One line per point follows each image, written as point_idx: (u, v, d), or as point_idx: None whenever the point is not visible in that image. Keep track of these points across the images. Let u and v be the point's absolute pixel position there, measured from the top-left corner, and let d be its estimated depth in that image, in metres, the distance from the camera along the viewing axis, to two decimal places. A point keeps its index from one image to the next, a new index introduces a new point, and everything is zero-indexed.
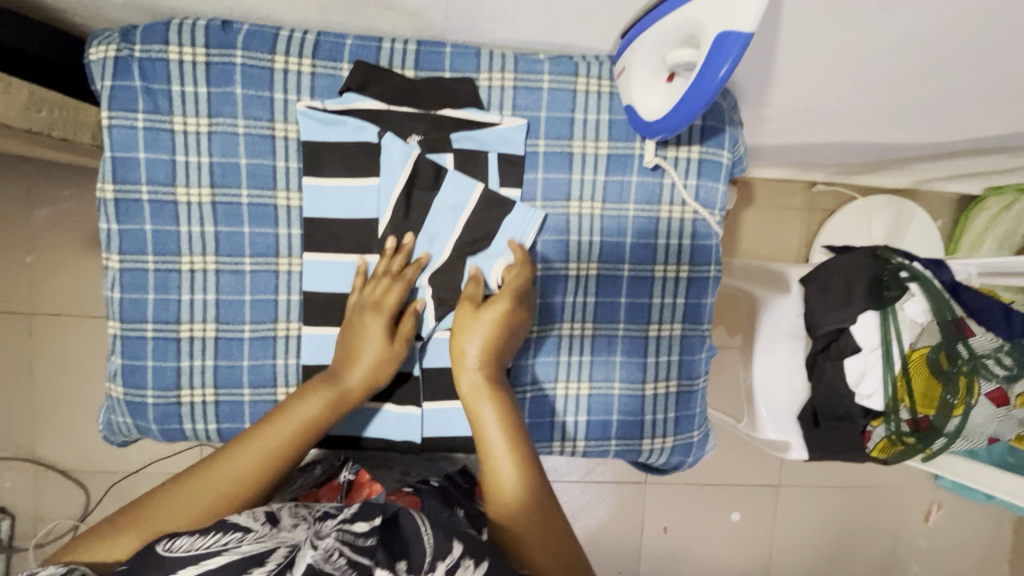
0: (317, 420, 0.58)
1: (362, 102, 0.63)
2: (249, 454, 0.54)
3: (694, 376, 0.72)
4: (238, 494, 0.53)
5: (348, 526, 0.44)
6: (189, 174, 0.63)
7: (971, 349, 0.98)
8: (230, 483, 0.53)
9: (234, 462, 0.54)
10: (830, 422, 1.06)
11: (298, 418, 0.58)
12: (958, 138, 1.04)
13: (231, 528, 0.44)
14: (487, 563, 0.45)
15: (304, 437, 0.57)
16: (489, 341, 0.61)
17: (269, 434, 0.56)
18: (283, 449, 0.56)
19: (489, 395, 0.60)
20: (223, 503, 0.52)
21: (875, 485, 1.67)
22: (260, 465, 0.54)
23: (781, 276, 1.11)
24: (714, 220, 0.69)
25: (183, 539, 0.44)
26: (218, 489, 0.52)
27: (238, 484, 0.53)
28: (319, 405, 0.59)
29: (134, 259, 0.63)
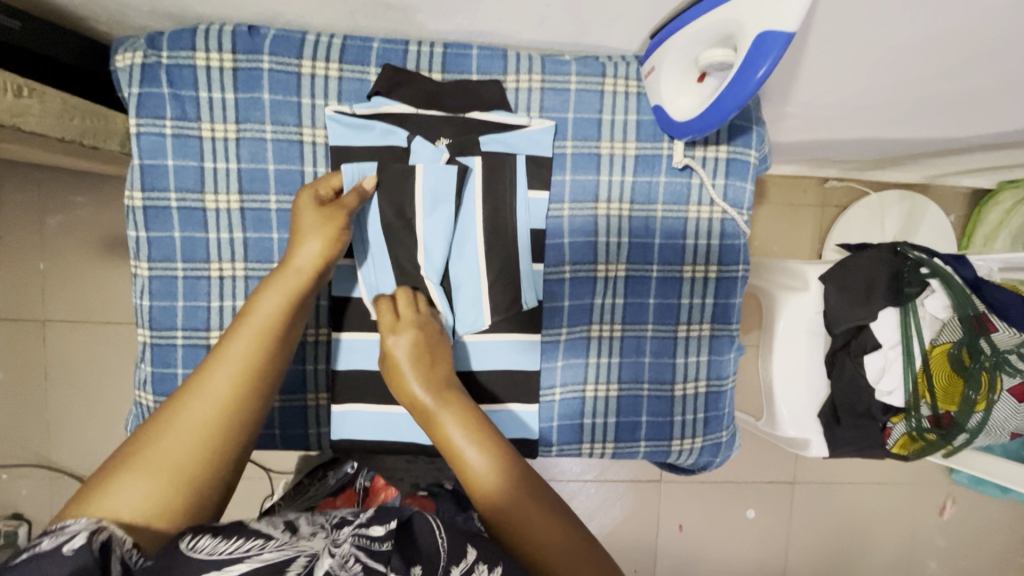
0: (285, 313, 0.51)
1: (389, 106, 0.63)
2: (225, 366, 0.47)
3: (722, 376, 0.72)
4: (234, 399, 0.46)
5: (364, 530, 0.41)
6: (218, 180, 0.62)
7: (994, 345, 0.97)
8: (221, 385, 0.46)
9: (212, 378, 0.46)
10: (851, 419, 1.06)
11: (264, 317, 0.50)
12: (977, 133, 1.04)
13: (254, 535, 0.40)
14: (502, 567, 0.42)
15: (280, 329, 0.50)
16: (417, 349, 0.55)
17: (244, 336, 0.49)
18: (264, 331, 0.49)
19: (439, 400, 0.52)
20: (226, 414, 0.45)
21: (889, 480, 1.67)
22: (245, 367, 0.47)
23: (797, 271, 1.08)
24: (742, 220, 0.69)
25: (204, 537, 0.39)
26: (209, 406, 0.45)
27: (234, 388, 0.46)
28: (284, 302, 0.51)
29: (163, 267, 0.63)
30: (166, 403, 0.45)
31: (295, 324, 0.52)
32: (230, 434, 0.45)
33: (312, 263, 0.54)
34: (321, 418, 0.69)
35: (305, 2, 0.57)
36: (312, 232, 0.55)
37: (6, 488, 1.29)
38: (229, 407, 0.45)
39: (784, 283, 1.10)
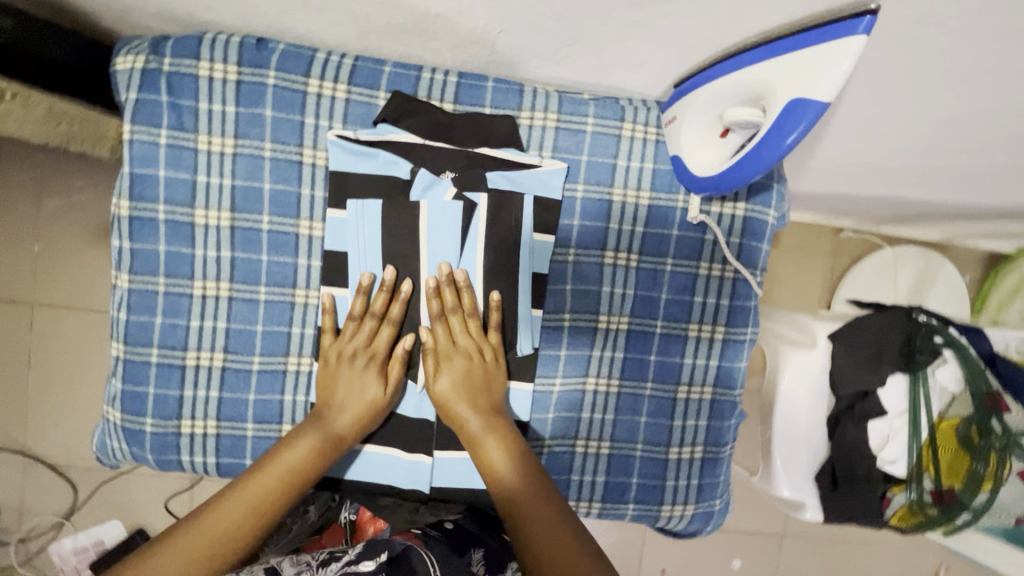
0: (304, 470, 0.56)
1: (395, 135, 0.60)
2: (236, 508, 0.52)
3: (721, 442, 0.68)
4: (225, 549, 0.50)
5: (352, 567, 0.48)
6: (209, 196, 0.59)
7: (1006, 426, 0.94)
8: (218, 533, 0.50)
9: (221, 516, 0.51)
10: (848, 484, 1.02)
11: (288, 466, 0.55)
12: (1003, 202, 1.00)
13: None
14: None
15: (298, 484, 0.55)
16: (462, 376, 0.59)
17: (263, 480, 0.54)
18: (271, 497, 0.54)
19: (494, 433, 0.58)
20: (209, 558, 0.49)
21: (882, 542, 1.62)
22: (249, 512, 0.52)
23: (806, 327, 1.05)
24: (755, 281, 0.66)
25: None
26: (205, 543, 0.49)
27: (227, 538, 0.50)
28: (308, 455, 0.56)
29: (144, 280, 0.60)
30: (174, 527, 0.51)
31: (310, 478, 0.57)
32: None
33: (343, 424, 0.59)
34: None
35: (315, 20, 0.54)
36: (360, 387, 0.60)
37: None
38: (222, 554, 0.50)
39: (791, 337, 1.06)
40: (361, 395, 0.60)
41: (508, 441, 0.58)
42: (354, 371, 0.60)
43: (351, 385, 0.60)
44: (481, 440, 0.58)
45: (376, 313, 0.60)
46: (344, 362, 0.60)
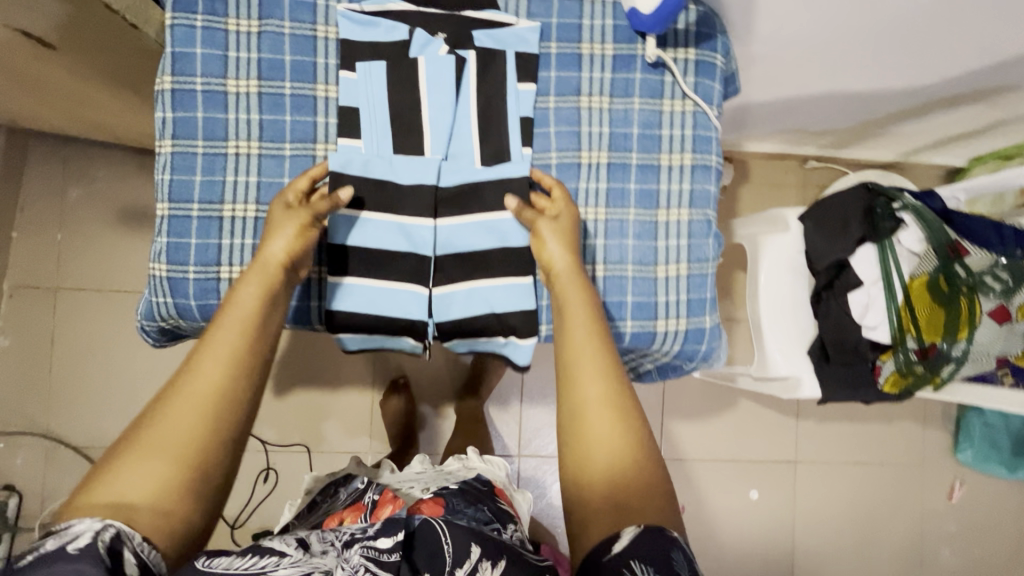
0: (254, 303, 0.59)
1: (394, 5, 0.71)
2: (208, 369, 0.55)
3: (704, 259, 0.76)
4: (216, 396, 0.54)
5: (372, 544, 0.62)
6: (239, 69, 0.70)
7: (969, 268, 1.01)
8: (203, 393, 0.54)
9: (195, 382, 0.54)
10: (841, 357, 1.10)
11: (241, 305, 0.59)
12: (932, 87, 1.13)
13: (265, 554, 0.55)
14: (501, 561, 0.64)
15: (259, 312, 0.59)
16: (562, 239, 0.65)
17: (227, 328, 0.57)
18: (236, 345, 0.56)
19: (578, 286, 0.62)
20: (215, 405, 0.54)
21: (893, 461, 1.65)
22: (227, 359, 0.56)
23: (777, 215, 1.15)
24: (712, 113, 0.76)
25: (217, 559, 0.52)
26: (195, 403, 0.53)
27: (213, 397, 0.54)
28: (261, 289, 0.60)
29: (185, 144, 0.69)
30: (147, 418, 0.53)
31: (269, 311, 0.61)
32: (211, 432, 0.53)
33: (282, 252, 0.62)
34: (320, 292, 0.72)
35: None
36: (285, 229, 0.63)
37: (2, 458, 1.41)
38: (218, 401, 0.54)
39: (766, 228, 1.16)
40: (288, 222, 0.63)
41: (596, 316, 0.60)
42: (280, 216, 0.64)
43: (279, 229, 0.63)
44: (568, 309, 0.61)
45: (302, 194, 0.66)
46: (281, 212, 0.64)
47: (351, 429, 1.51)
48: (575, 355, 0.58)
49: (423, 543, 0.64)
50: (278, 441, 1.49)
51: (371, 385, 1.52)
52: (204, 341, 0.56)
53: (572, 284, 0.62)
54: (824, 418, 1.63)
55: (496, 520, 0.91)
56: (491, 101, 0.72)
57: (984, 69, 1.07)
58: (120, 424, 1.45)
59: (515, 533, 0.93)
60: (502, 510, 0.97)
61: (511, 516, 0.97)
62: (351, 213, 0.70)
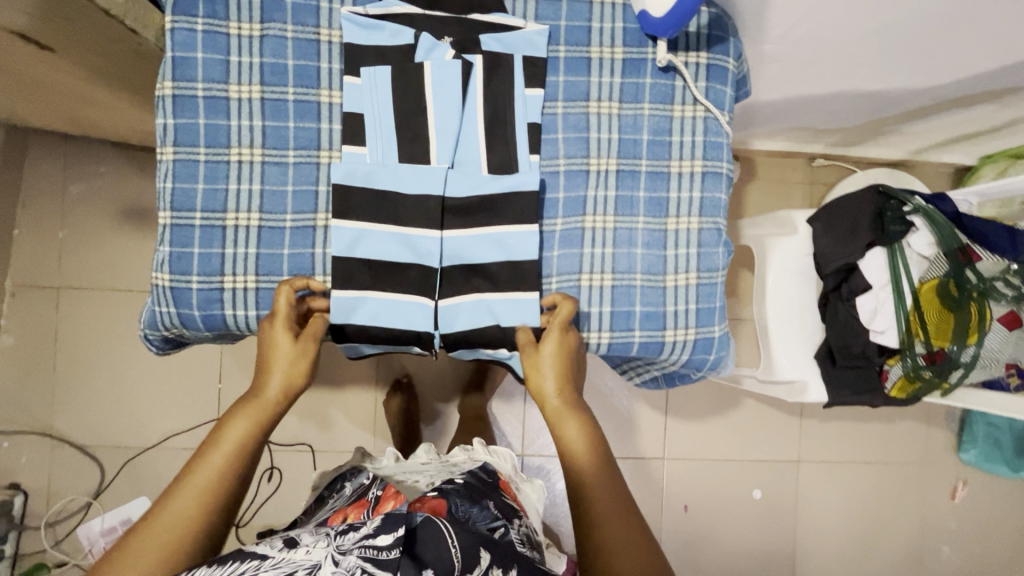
0: (243, 442, 0.63)
1: (399, 7, 0.69)
2: (185, 502, 0.58)
3: (713, 269, 0.75)
4: (187, 533, 0.58)
5: (371, 542, 0.60)
6: (241, 74, 0.68)
7: (980, 274, 1.01)
8: (176, 529, 0.57)
9: (171, 515, 0.58)
10: (847, 360, 1.08)
11: (230, 443, 0.62)
12: (945, 87, 1.11)
13: (247, 559, 0.58)
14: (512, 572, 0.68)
15: (244, 454, 0.63)
16: (558, 372, 0.68)
17: (211, 463, 0.61)
18: (216, 481, 0.60)
19: (571, 413, 0.68)
20: (183, 541, 0.57)
21: (897, 461, 1.65)
22: (202, 496, 0.59)
23: (786, 217, 1.13)
24: (724, 119, 0.74)
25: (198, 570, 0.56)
26: (166, 535, 0.57)
27: (184, 531, 0.57)
28: (250, 429, 0.64)
29: (187, 151, 0.68)
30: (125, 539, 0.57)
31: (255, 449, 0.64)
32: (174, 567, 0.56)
33: (278, 391, 0.66)
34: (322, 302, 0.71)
35: None
36: (285, 360, 0.66)
37: (7, 457, 1.41)
38: (185, 538, 0.57)
39: (774, 230, 1.14)
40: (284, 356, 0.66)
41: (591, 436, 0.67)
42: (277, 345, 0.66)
43: (274, 362, 0.66)
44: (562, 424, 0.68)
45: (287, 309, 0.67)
46: (278, 338, 0.67)
47: (354, 428, 1.51)
48: (573, 452, 0.67)
49: (427, 540, 0.64)
50: (282, 440, 1.49)
51: (374, 384, 1.51)
52: (188, 474, 0.60)
53: (564, 411, 0.68)
54: (827, 418, 1.62)
55: (501, 517, 0.92)
56: (498, 106, 0.70)
57: (999, 70, 1.05)
58: (124, 423, 1.45)
59: (520, 529, 0.95)
60: (507, 506, 0.98)
61: (516, 511, 0.99)
62: (351, 228, 0.69)
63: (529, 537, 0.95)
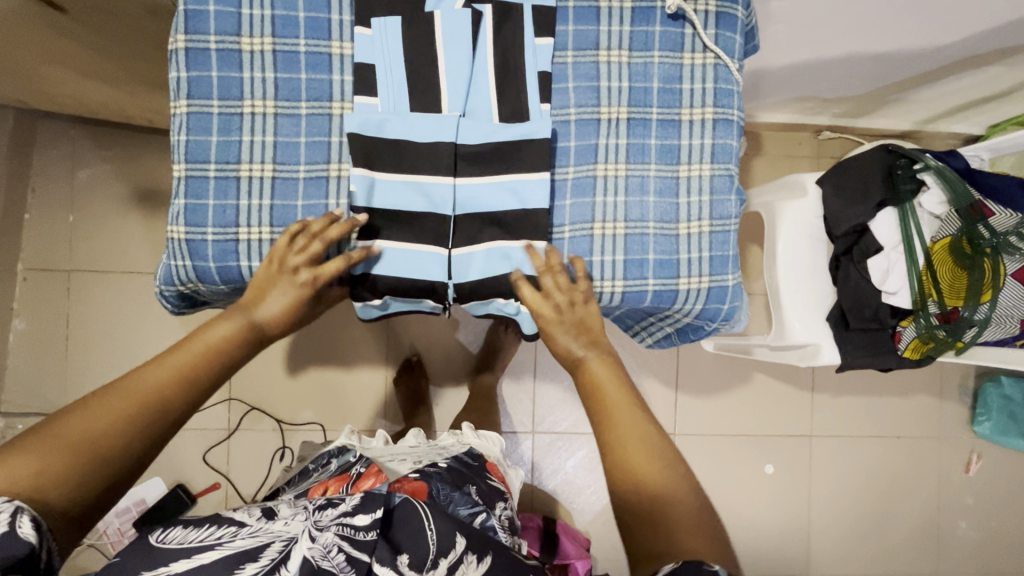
0: (227, 341, 0.63)
1: None
2: (158, 374, 0.59)
3: (726, 216, 0.75)
4: (150, 407, 0.57)
5: (348, 521, 0.61)
6: (253, 26, 0.68)
7: (993, 229, 0.99)
8: (141, 399, 0.56)
9: (140, 384, 0.57)
10: (860, 323, 1.07)
11: (212, 339, 0.63)
12: (952, 47, 1.11)
13: (222, 524, 0.59)
14: (488, 559, 0.67)
15: (223, 352, 0.63)
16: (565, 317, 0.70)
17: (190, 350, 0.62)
18: (189, 367, 0.60)
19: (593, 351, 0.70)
20: (144, 414, 0.56)
21: (910, 434, 1.64)
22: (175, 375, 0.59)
23: (794, 181, 1.13)
24: (733, 66, 0.74)
25: (172, 531, 0.57)
26: (130, 400, 0.56)
27: (148, 402, 0.57)
28: (234, 331, 0.64)
29: (200, 104, 0.69)
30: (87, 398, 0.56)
31: (231, 357, 0.64)
32: (129, 438, 0.55)
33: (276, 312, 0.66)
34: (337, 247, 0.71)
35: None
36: (293, 285, 0.66)
37: None
38: (149, 411, 0.56)
39: (782, 194, 1.14)
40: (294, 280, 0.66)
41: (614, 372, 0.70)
42: (290, 267, 0.66)
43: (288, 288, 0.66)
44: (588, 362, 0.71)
45: (319, 238, 0.66)
46: (293, 262, 0.66)
47: (365, 407, 1.51)
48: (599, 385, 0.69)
49: (402, 523, 0.67)
50: (292, 419, 1.50)
51: (383, 363, 1.52)
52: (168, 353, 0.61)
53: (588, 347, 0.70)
54: (839, 392, 1.61)
55: (482, 503, 0.89)
56: (508, 53, 0.70)
57: (1006, 27, 1.05)
58: None
59: (504, 514, 0.93)
60: (491, 490, 0.96)
61: (502, 494, 0.97)
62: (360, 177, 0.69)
63: (512, 525, 0.92)
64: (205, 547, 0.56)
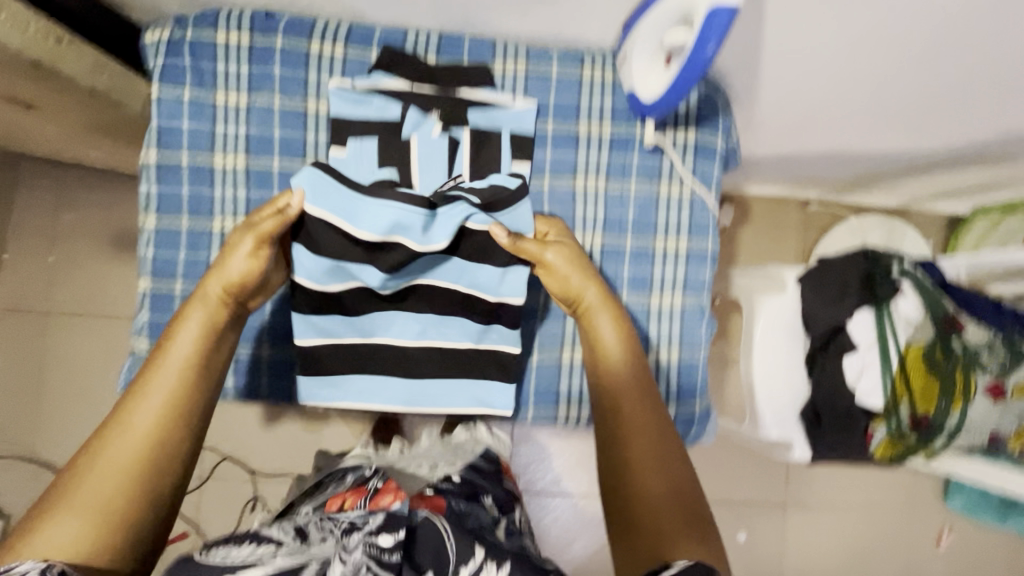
0: (201, 342, 0.63)
1: (387, 80, 0.70)
2: (145, 413, 0.58)
3: (695, 344, 0.76)
4: (147, 446, 0.57)
5: (375, 541, 0.59)
6: (226, 143, 0.69)
7: (965, 342, 1.02)
8: (141, 443, 0.57)
9: (137, 424, 0.58)
10: (832, 420, 1.07)
11: (185, 352, 0.62)
12: (938, 148, 1.11)
13: (264, 543, 0.61)
14: (507, 564, 0.62)
15: (201, 357, 0.63)
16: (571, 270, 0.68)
17: (168, 369, 0.61)
18: (174, 389, 0.60)
19: (607, 310, 0.68)
20: (145, 455, 0.57)
21: (884, 505, 1.65)
22: (164, 406, 0.59)
23: (774, 274, 1.13)
24: (710, 197, 0.75)
25: (216, 552, 0.59)
26: (130, 446, 0.57)
27: (149, 443, 0.57)
28: (205, 328, 0.64)
29: (170, 220, 0.69)
30: (88, 454, 0.56)
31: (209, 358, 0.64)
32: (142, 484, 0.56)
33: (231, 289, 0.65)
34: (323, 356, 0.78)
35: None
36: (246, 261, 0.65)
37: None
38: (149, 451, 0.57)
39: (763, 286, 1.14)
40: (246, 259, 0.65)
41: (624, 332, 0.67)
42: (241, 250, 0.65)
43: (237, 256, 0.66)
44: (597, 319, 0.68)
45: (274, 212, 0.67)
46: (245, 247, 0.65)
47: None
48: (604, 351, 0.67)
49: (426, 539, 0.63)
50: (266, 469, 1.49)
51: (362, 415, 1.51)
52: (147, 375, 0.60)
53: (601, 308, 0.68)
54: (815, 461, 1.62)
55: (498, 514, 0.86)
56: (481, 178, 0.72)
57: (988, 137, 1.05)
58: None
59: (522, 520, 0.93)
60: (508, 498, 0.93)
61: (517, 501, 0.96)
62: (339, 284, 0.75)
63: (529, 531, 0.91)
64: (246, 566, 0.56)
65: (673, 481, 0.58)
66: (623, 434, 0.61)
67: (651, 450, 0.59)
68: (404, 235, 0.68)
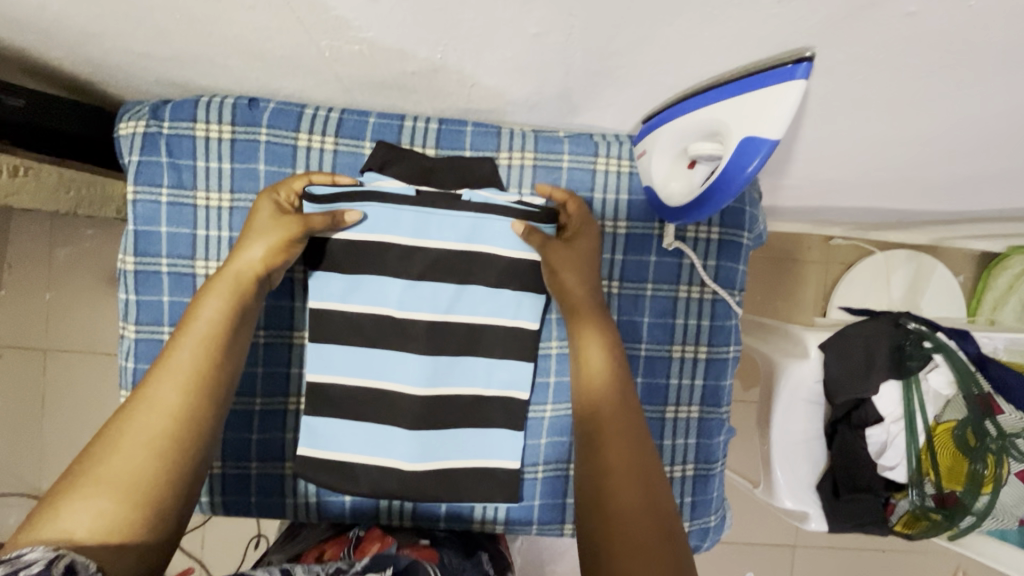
0: (215, 321, 0.61)
1: (381, 181, 0.73)
2: (165, 388, 0.57)
3: (712, 459, 0.77)
4: (170, 418, 0.56)
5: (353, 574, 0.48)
6: (207, 248, 0.75)
7: (1001, 426, 0.94)
8: (160, 412, 0.56)
9: (159, 396, 0.56)
10: (851, 493, 1.03)
11: (203, 325, 0.61)
12: (978, 208, 1.03)
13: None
14: None
15: (219, 330, 0.61)
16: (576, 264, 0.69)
17: (185, 343, 0.60)
18: (192, 364, 0.59)
19: (596, 317, 0.67)
20: (167, 425, 0.56)
21: (897, 548, 1.61)
22: (182, 384, 0.58)
23: (798, 339, 1.06)
24: (732, 301, 0.76)
25: None
26: (152, 421, 0.55)
27: (172, 415, 0.56)
28: (224, 302, 0.62)
29: (148, 328, 0.74)
30: (111, 427, 0.55)
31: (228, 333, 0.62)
32: (166, 458, 0.55)
33: (251, 265, 0.65)
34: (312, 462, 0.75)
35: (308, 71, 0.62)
36: (263, 234, 0.66)
37: None
38: (171, 426, 0.56)
39: (785, 349, 1.08)
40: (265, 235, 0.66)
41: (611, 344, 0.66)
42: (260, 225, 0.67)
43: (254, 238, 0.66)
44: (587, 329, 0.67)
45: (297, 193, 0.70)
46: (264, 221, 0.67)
47: None
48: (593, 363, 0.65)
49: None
50: None
51: None
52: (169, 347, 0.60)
53: (591, 311, 0.67)
54: None
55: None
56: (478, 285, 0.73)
57: None
58: None
59: None
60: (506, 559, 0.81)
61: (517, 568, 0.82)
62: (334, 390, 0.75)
63: None
64: None
65: (653, 500, 0.55)
66: (607, 433, 0.60)
67: (634, 457, 0.58)
68: (429, 234, 0.73)
